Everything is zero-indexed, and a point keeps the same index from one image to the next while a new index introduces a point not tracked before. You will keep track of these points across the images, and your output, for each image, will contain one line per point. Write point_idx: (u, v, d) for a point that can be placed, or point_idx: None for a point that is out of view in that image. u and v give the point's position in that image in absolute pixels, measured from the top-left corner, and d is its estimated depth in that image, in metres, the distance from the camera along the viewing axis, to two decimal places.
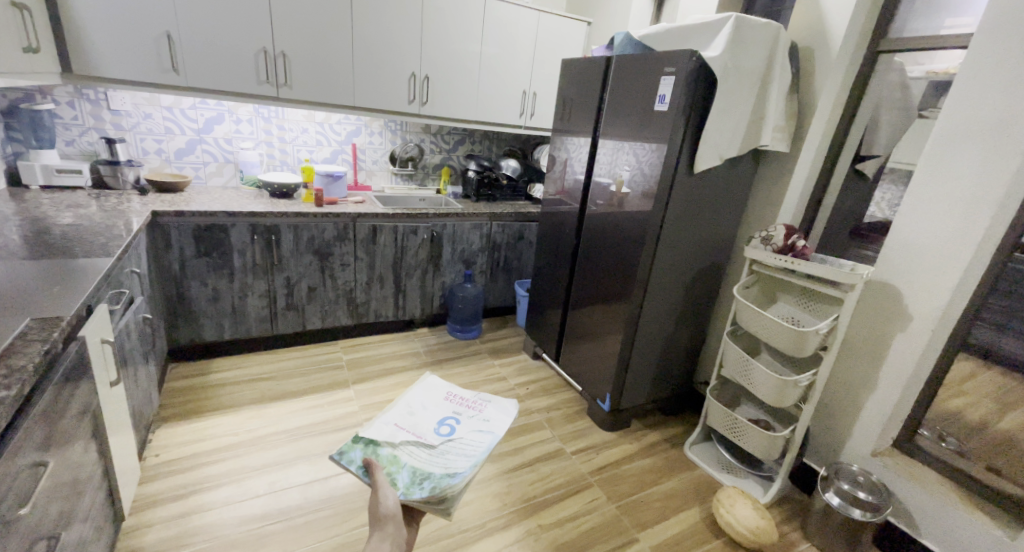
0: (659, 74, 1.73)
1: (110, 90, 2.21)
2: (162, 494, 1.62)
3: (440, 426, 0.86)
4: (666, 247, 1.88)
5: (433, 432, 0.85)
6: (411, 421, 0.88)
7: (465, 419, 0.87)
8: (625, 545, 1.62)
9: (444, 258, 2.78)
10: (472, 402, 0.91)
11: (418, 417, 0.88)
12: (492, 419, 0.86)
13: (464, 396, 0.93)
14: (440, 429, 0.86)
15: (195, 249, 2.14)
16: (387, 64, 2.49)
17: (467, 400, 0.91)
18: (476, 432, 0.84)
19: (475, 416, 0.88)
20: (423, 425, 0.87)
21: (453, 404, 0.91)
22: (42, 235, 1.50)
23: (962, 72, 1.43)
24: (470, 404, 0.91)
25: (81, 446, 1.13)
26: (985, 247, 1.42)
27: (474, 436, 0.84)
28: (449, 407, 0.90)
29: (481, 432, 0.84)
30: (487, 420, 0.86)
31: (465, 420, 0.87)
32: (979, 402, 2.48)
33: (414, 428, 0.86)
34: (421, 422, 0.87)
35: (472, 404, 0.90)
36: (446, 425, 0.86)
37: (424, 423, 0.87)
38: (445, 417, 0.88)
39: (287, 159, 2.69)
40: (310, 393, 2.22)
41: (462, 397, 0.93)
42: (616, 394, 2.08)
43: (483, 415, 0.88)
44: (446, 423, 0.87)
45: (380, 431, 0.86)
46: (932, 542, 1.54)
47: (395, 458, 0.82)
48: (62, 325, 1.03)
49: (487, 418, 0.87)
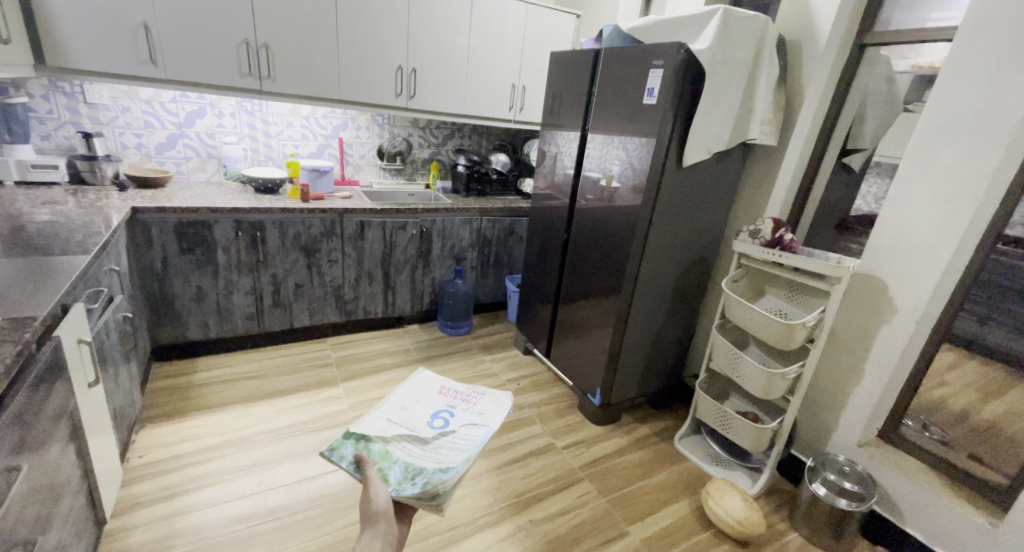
0: (648, 66, 1.72)
1: (87, 83, 2.14)
2: (146, 495, 1.59)
3: (434, 419, 0.85)
4: (656, 241, 1.88)
5: (427, 426, 0.84)
6: (405, 415, 0.86)
7: (460, 412, 0.86)
8: (615, 539, 1.62)
9: (433, 253, 2.76)
10: (466, 395, 0.90)
11: (412, 411, 0.86)
12: (487, 412, 0.85)
13: (458, 389, 0.92)
14: (434, 422, 0.84)
15: (178, 246, 2.09)
16: (373, 56, 2.45)
17: (462, 393, 0.90)
18: (470, 426, 0.83)
19: (469, 409, 0.87)
20: (417, 419, 0.85)
21: (447, 397, 0.89)
22: (17, 232, 1.46)
23: (947, 63, 1.44)
24: (464, 397, 0.90)
25: (58, 449, 1.10)
26: (969, 241, 1.44)
27: (470, 430, 0.82)
28: (444, 400, 0.89)
29: (476, 426, 0.83)
30: (482, 412, 0.85)
31: (459, 413, 0.86)
32: (961, 392, 2.53)
33: (408, 422, 0.84)
34: (414, 416, 0.85)
35: (466, 397, 0.89)
36: (440, 418, 0.85)
37: (418, 416, 0.86)
38: (439, 410, 0.87)
39: (272, 154, 2.65)
40: (298, 392, 2.19)
41: (456, 390, 0.91)
42: (605, 389, 2.09)
43: (477, 408, 0.87)
44: (440, 416, 0.85)
45: (372, 426, 0.84)
46: (916, 530, 1.57)
47: (388, 453, 0.81)
48: (35, 325, 1.00)
49: (481, 411, 0.86)
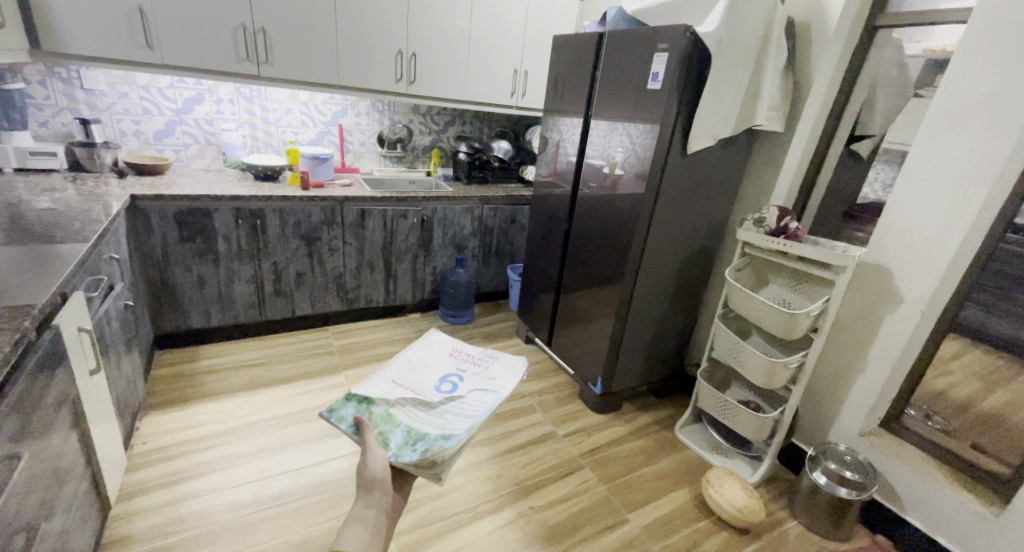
0: (653, 50, 1.68)
1: (83, 69, 2.12)
2: (150, 482, 1.60)
3: (442, 383, 0.84)
4: (658, 229, 1.85)
5: (434, 390, 0.83)
6: (411, 378, 0.85)
7: (469, 377, 0.85)
8: (615, 526, 1.63)
9: (434, 242, 2.74)
10: (478, 359, 0.89)
11: (418, 374, 0.86)
12: (497, 378, 0.84)
13: (470, 352, 0.91)
14: (441, 387, 0.83)
15: (179, 234, 2.08)
16: (373, 40, 2.41)
17: (473, 357, 0.90)
18: (478, 392, 0.82)
19: (479, 374, 0.86)
20: (424, 383, 0.84)
21: (458, 361, 0.89)
22: (17, 219, 1.45)
23: (960, 46, 1.40)
24: (476, 361, 0.89)
25: (60, 436, 1.11)
26: (978, 230, 1.41)
27: (477, 395, 0.81)
28: (453, 364, 0.88)
29: (485, 392, 0.82)
30: (492, 378, 0.84)
31: (468, 377, 0.85)
32: (965, 381, 2.52)
33: (413, 386, 0.84)
34: (422, 379, 0.85)
35: (478, 361, 0.89)
36: (447, 383, 0.84)
37: (425, 380, 0.85)
38: (447, 374, 0.86)
39: (271, 141, 2.62)
40: (299, 380, 2.20)
41: (468, 353, 0.91)
42: (607, 378, 2.08)
43: (488, 373, 0.86)
44: (448, 380, 0.85)
45: (377, 388, 0.83)
46: (916, 518, 1.57)
47: (390, 416, 0.80)
48: (33, 313, 0.99)
49: (491, 376, 0.85)
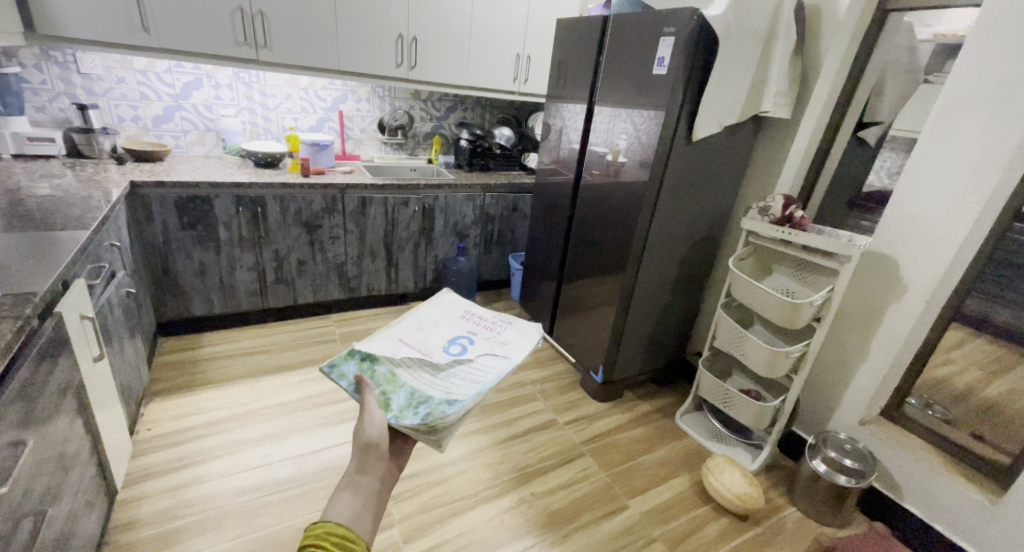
0: (659, 35, 1.65)
1: (79, 52, 2.08)
2: (156, 467, 1.62)
3: (451, 345, 0.84)
4: (662, 217, 1.84)
5: (442, 351, 0.82)
6: (419, 337, 0.85)
7: (480, 340, 0.85)
8: (615, 512, 1.65)
9: (436, 230, 2.73)
10: (491, 323, 0.89)
11: (426, 334, 0.86)
12: (509, 343, 0.83)
13: (482, 315, 0.91)
14: (450, 348, 0.83)
15: (179, 221, 2.07)
16: (373, 24, 2.37)
17: (486, 320, 0.89)
18: (489, 356, 0.81)
19: (491, 337, 0.85)
20: (431, 343, 0.84)
21: (469, 323, 0.89)
22: (16, 206, 1.44)
23: (972, 31, 1.37)
24: (488, 324, 0.88)
25: (66, 422, 1.11)
26: (986, 219, 1.40)
27: (487, 359, 0.80)
28: (465, 326, 0.88)
29: (495, 357, 0.81)
30: (504, 343, 0.83)
31: (479, 340, 0.84)
32: (966, 370, 2.53)
33: (421, 346, 0.83)
34: (430, 340, 0.85)
35: (491, 325, 0.88)
36: (457, 345, 0.84)
37: (433, 340, 0.85)
38: (458, 335, 0.86)
39: (270, 127, 2.59)
40: (302, 367, 2.21)
41: (481, 316, 0.90)
42: (609, 367, 2.08)
43: (500, 337, 0.85)
44: (458, 342, 0.84)
45: (383, 345, 0.83)
46: (914, 505, 1.58)
47: (394, 377, 0.79)
48: (34, 300, 0.99)
49: (503, 340, 0.84)
